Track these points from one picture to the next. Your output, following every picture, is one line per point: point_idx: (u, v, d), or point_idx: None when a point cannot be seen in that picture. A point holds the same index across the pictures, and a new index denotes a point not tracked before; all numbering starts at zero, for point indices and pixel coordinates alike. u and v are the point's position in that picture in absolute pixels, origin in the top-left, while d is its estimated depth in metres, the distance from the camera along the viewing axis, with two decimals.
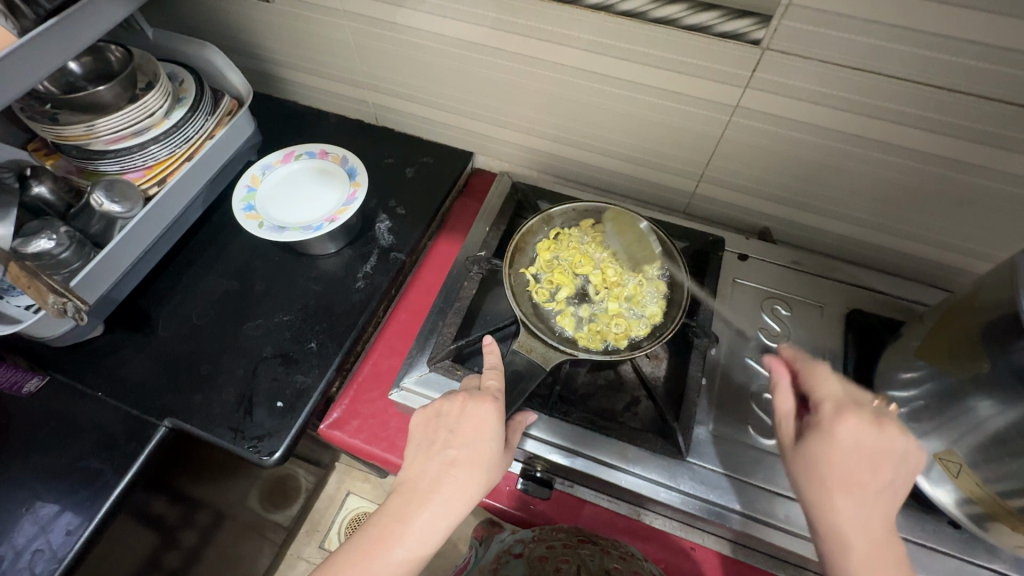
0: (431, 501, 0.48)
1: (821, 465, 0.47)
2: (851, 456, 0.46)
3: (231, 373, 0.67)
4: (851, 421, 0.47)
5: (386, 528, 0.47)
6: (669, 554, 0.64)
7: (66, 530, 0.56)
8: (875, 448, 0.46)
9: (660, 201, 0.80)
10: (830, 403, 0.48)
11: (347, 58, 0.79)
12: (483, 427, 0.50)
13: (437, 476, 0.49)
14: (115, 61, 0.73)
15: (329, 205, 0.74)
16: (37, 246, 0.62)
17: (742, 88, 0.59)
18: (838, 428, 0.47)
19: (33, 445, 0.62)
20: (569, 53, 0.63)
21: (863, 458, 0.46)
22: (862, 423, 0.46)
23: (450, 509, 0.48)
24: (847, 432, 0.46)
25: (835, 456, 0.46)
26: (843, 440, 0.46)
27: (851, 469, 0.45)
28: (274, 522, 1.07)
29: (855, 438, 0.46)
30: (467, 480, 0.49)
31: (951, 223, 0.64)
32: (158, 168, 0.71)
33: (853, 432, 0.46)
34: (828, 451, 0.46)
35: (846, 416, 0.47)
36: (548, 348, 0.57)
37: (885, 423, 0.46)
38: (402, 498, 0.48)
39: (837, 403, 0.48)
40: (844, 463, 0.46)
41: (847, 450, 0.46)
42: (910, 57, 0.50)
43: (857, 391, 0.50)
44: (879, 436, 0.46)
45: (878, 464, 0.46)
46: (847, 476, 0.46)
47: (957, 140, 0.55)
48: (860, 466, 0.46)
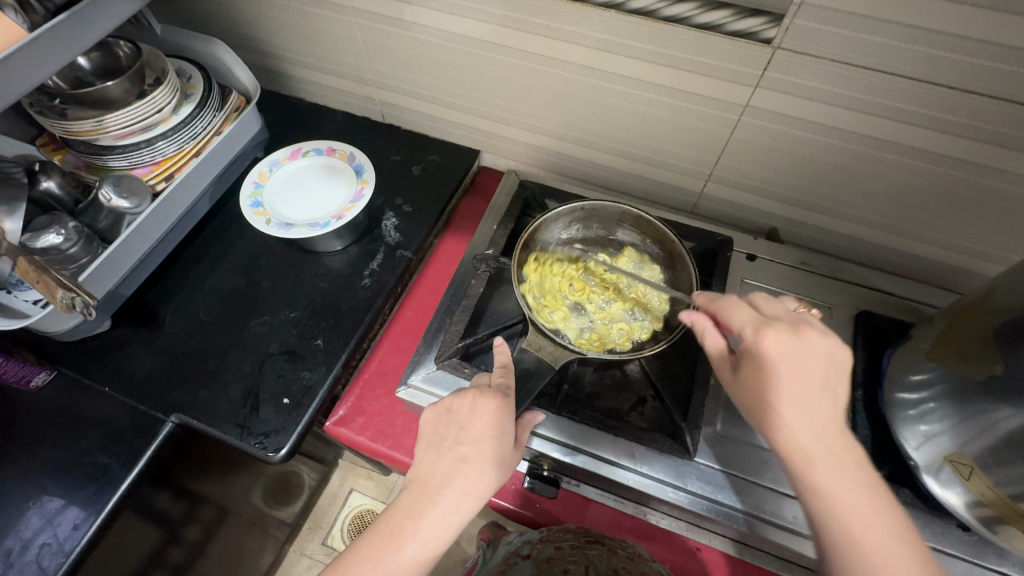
0: (443, 496, 0.48)
1: (758, 386, 0.46)
2: (784, 368, 0.45)
3: (238, 369, 0.67)
4: (773, 337, 0.46)
5: (398, 525, 0.47)
6: (675, 555, 0.64)
7: (74, 523, 0.57)
8: (804, 356, 0.45)
9: (668, 201, 0.80)
10: (750, 326, 0.48)
11: (355, 55, 0.79)
12: (495, 423, 0.50)
13: (449, 473, 0.49)
14: (124, 57, 0.73)
15: (337, 201, 0.74)
16: (45, 242, 0.62)
17: (752, 87, 0.59)
18: (763, 345, 0.46)
19: (40, 438, 0.62)
20: (578, 51, 0.63)
21: (795, 367, 0.45)
22: (783, 334, 0.46)
23: (461, 505, 0.48)
24: (774, 348, 0.46)
25: (769, 371, 0.45)
26: (772, 355, 0.46)
27: (791, 380, 0.45)
28: (278, 518, 1.07)
29: (783, 353, 0.45)
30: (478, 474, 0.49)
31: (962, 224, 0.64)
32: (166, 163, 0.71)
33: (778, 343, 0.46)
34: (761, 370, 0.46)
35: (766, 333, 0.46)
36: (556, 347, 0.57)
37: (804, 329, 0.46)
38: (415, 495, 0.48)
39: (755, 323, 0.48)
40: (783, 377, 0.45)
41: (779, 366, 0.45)
42: (924, 56, 0.49)
43: (773, 304, 0.50)
44: (803, 344, 0.46)
45: (811, 373, 0.45)
46: (788, 390, 0.45)
47: (970, 141, 0.54)
48: (794, 378, 0.45)
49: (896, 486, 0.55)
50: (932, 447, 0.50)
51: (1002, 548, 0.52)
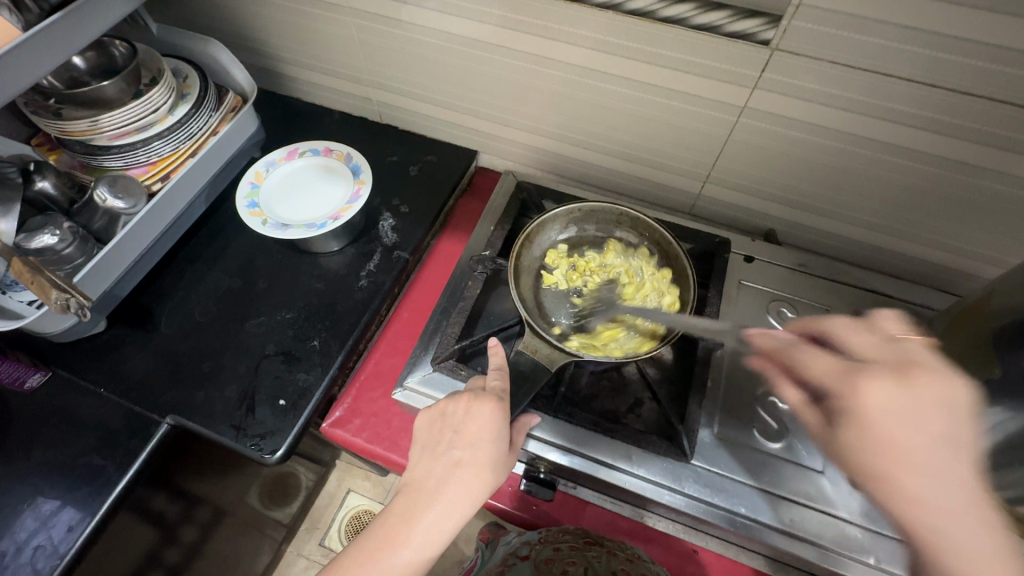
0: (437, 501, 0.48)
1: (863, 446, 0.42)
2: (887, 423, 0.41)
3: (234, 370, 0.67)
4: (871, 389, 0.42)
5: (392, 528, 0.47)
6: (672, 557, 0.64)
7: (68, 526, 0.56)
8: (915, 408, 0.40)
9: (665, 202, 0.80)
10: (839, 375, 0.44)
11: (352, 55, 0.79)
12: (489, 427, 0.50)
13: (443, 477, 0.48)
14: (119, 57, 0.72)
15: (333, 202, 0.74)
16: (40, 242, 0.62)
17: (750, 88, 0.58)
18: (860, 397, 0.42)
19: (34, 440, 0.62)
20: (576, 52, 0.63)
21: (902, 421, 0.40)
22: (886, 383, 0.42)
23: (455, 510, 0.48)
24: (874, 401, 0.42)
25: (871, 428, 0.41)
26: (873, 408, 0.41)
27: (898, 436, 0.40)
28: (275, 519, 1.07)
29: (886, 406, 0.41)
30: (472, 478, 0.48)
31: (960, 226, 0.64)
32: (161, 164, 0.70)
33: (880, 394, 0.41)
34: (862, 429, 0.42)
35: (860, 383, 0.42)
36: (553, 350, 0.57)
37: (911, 374, 0.42)
38: (408, 499, 0.48)
39: (844, 372, 0.44)
40: (888, 434, 0.40)
41: (880, 422, 0.41)
42: (922, 58, 0.49)
43: (866, 339, 0.46)
44: (912, 391, 0.41)
45: (926, 427, 0.40)
46: (897, 450, 0.40)
47: (968, 143, 0.54)
48: (907, 434, 0.40)
49: None
50: None
51: None
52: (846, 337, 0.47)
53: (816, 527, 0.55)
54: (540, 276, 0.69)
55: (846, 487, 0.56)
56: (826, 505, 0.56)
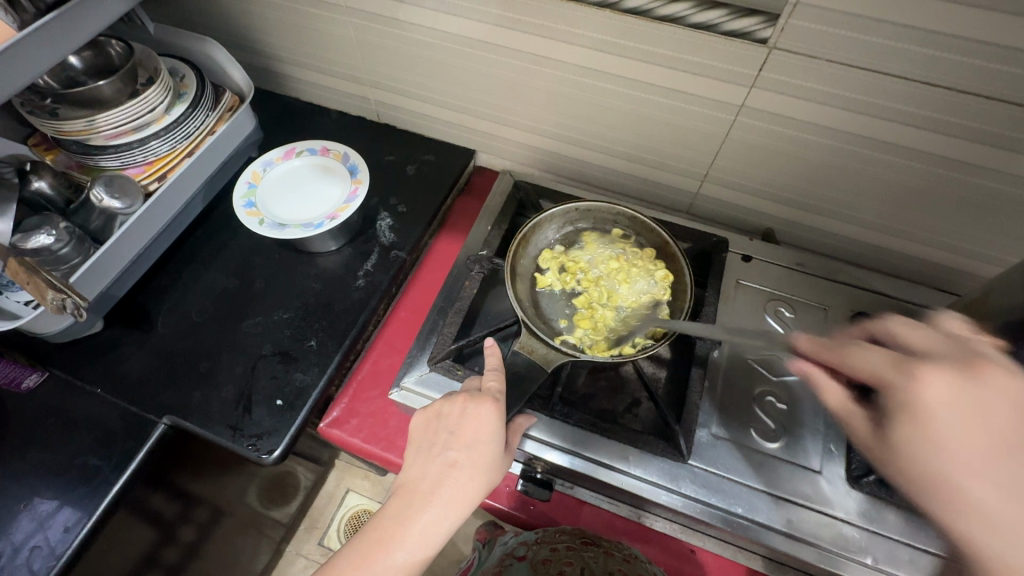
0: (431, 502, 0.47)
1: (918, 446, 0.36)
2: (952, 419, 0.35)
3: (231, 370, 0.67)
4: (927, 379, 0.37)
5: (387, 530, 0.47)
6: (668, 557, 0.65)
7: (65, 526, 0.56)
8: (985, 403, 0.35)
9: (664, 201, 0.79)
10: (893, 366, 0.39)
11: (349, 55, 0.79)
12: (485, 428, 0.50)
13: (438, 479, 0.48)
14: (116, 56, 0.72)
15: (331, 202, 0.73)
16: (37, 242, 0.61)
17: (747, 88, 0.58)
18: (916, 388, 0.37)
19: (31, 441, 0.61)
20: (573, 51, 0.63)
21: (968, 417, 0.35)
22: (951, 376, 0.37)
23: (450, 510, 0.48)
24: (931, 394, 0.36)
25: (930, 423, 0.36)
26: (931, 400, 0.36)
27: (965, 434, 0.34)
28: (273, 519, 1.07)
29: (946, 397, 0.36)
30: (467, 479, 0.48)
31: (959, 225, 0.64)
32: (158, 164, 0.70)
33: (941, 385, 0.36)
34: (913, 422, 0.37)
35: (914, 373, 0.38)
36: (549, 349, 0.57)
37: (979, 367, 0.36)
38: (403, 500, 0.48)
39: (898, 363, 0.39)
40: (952, 433, 0.35)
41: (941, 416, 0.36)
42: (920, 57, 0.49)
43: (932, 338, 0.41)
44: (980, 386, 0.36)
45: (996, 424, 0.34)
46: (960, 451, 0.34)
47: (966, 142, 0.54)
48: (972, 431, 0.34)
49: (890, 489, 0.55)
50: None
51: None
52: (908, 338, 0.43)
53: (813, 527, 0.55)
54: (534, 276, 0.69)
55: (843, 487, 0.56)
56: (823, 506, 0.55)
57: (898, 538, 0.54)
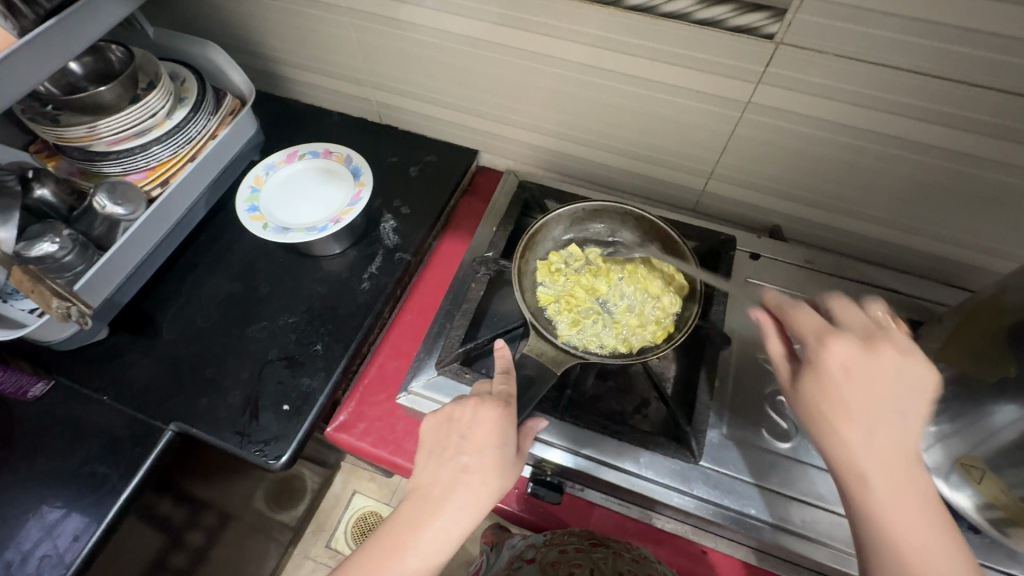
0: (443, 508, 0.47)
1: (814, 397, 0.43)
2: (846, 382, 0.42)
3: (237, 376, 0.67)
4: (835, 347, 0.44)
5: (399, 536, 0.46)
6: (680, 558, 0.64)
7: (73, 535, 0.56)
8: (870, 373, 0.42)
9: (669, 199, 0.79)
10: (812, 333, 0.46)
11: (351, 56, 0.78)
12: (498, 431, 0.49)
13: (450, 483, 0.48)
14: (116, 61, 0.71)
15: (335, 204, 0.73)
16: (40, 250, 0.62)
17: (754, 84, 0.58)
18: (824, 354, 0.44)
19: (39, 449, 0.61)
20: (576, 48, 0.62)
21: (859, 383, 0.42)
22: (850, 346, 0.44)
23: (463, 516, 0.47)
24: (834, 358, 0.43)
25: (829, 385, 0.43)
26: (832, 366, 0.43)
27: (851, 395, 0.42)
28: (281, 522, 1.07)
29: (842, 363, 0.43)
30: (479, 484, 0.48)
31: (969, 220, 0.63)
32: (161, 168, 0.70)
33: (844, 355, 0.43)
34: (817, 380, 0.44)
35: (828, 341, 0.44)
36: (559, 351, 0.56)
37: (875, 344, 0.43)
38: (415, 506, 0.48)
39: (819, 331, 0.46)
40: (842, 394, 0.42)
41: (837, 377, 0.43)
42: (932, 50, 0.48)
43: (854, 315, 0.47)
44: (873, 359, 0.43)
45: (875, 388, 0.42)
46: (847, 409, 0.42)
47: (979, 136, 0.53)
48: (855, 389, 0.42)
49: None
50: (941, 451, 0.49)
51: (1014, 551, 0.51)
52: (834, 311, 0.48)
53: (826, 528, 0.54)
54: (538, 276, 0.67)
55: None
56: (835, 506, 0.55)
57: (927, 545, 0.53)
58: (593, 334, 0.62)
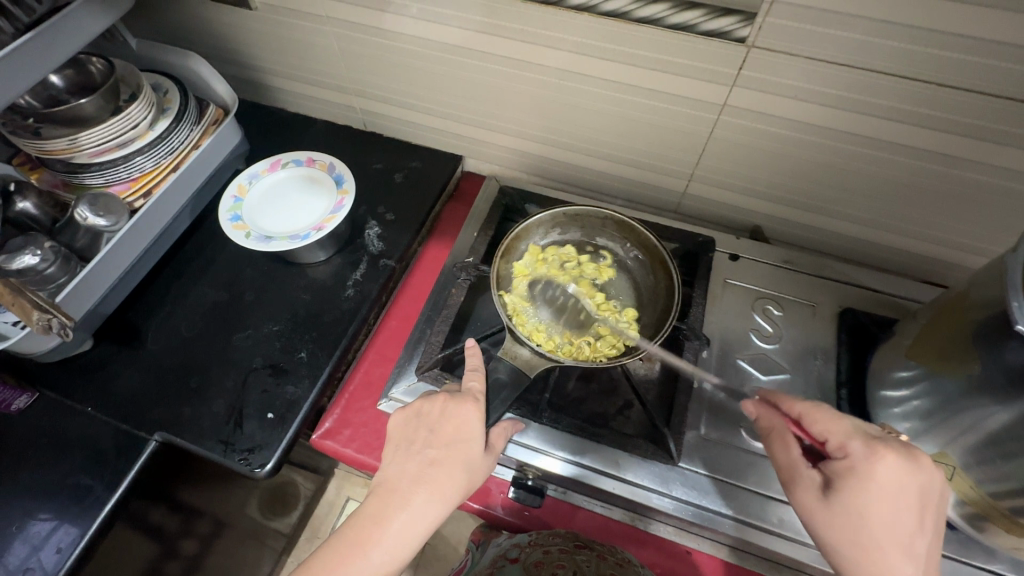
0: (409, 501, 0.48)
1: (863, 515, 0.44)
2: (896, 499, 0.43)
3: (221, 385, 0.67)
4: (889, 461, 0.44)
5: (363, 528, 0.47)
6: (665, 558, 0.62)
7: (57, 548, 0.56)
8: (918, 490, 0.43)
9: (651, 202, 0.79)
10: (857, 440, 0.45)
11: (333, 65, 0.79)
12: (465, 427, 0.51)
13: (416, 477, 0.49)
14: (96, 72, 0.72)
15: (317, 212, 0.73)
16: (21, 263, 0.62)
17: (728, 86, 0.58)
18: (876, 468, 0.44)
19: (23, 462, 0.61)
20: (553, 54, 0.63)
21: (908, 499, 0.43)
22: (900, 460, 0.44)
23: (429, 508, 0.48)
24: (885, 473, 0.44)
25: (880, 500, 0.43)
26: (885, 482, 0.43)
27: (898, 511, 0.43)
28: (274, 530, 1.07)
29: (896, 479, 0.43)
30: (445, 477, 0.49)
31: (944, 218, 0.64)
32: (143, 180, 0.70)
33: (894, 470, 0.43)
34: (868, 496, 0.44)
35: (880, 454, 0.44)
36: (533, 355, 0.57)
37: (918, 454, 0.44)
38: (381, 498, 0.49)
39: (863, 438, 0.45)
40: (890, 509, 0.43)
41: (888, 494, 0.43)
42: (900, 51, 0.49)
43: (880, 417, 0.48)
44: (920, 474, 0.44)
45: (919, 505, 0.44)
46: (894, 526, 0.43)
47: (950, 135, 0.54)
48: (902, 508, 0.43)
49: None
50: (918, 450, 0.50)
51: (990, 547, 0.52)
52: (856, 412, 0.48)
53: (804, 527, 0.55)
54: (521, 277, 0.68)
55: None
56: None
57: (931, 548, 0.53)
58: (525, 311, 0.64)
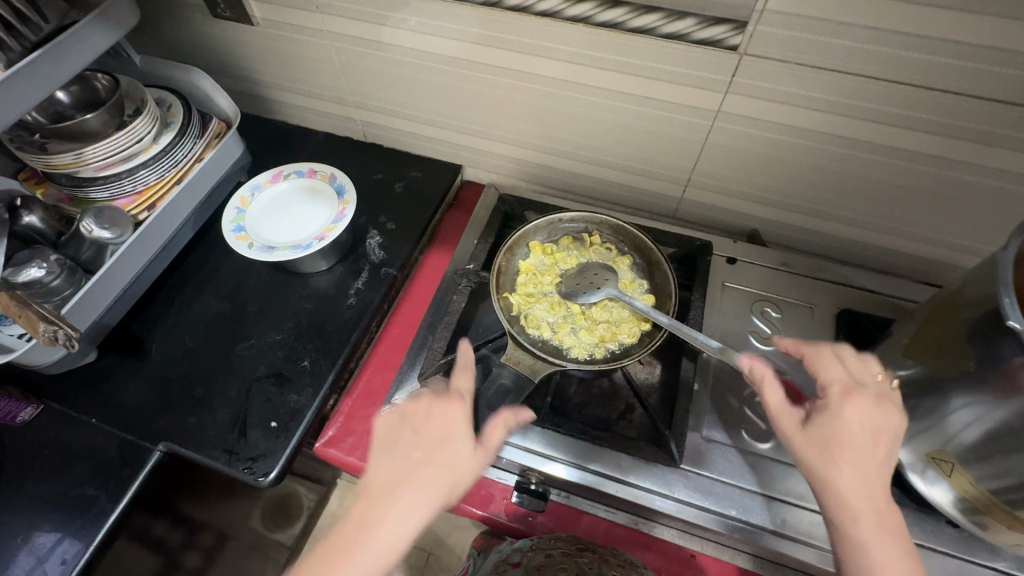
0: (396, 501, 0.48)
1: (829, 444, 0.47)
2: (859, 435, 0.47)
3: (225, 395, 0.67)
4: (857, 403, 0.48)
5: (350, 533, 0.47)
6: (669, 563, 0.62)
7: (62, 559, 0.56)
8: (879, 431, 0.47)
9: (649, 208, 0.80)
10: (837, 386, 0.49)
11: (334, 79, 0.80)
12: (453, 424, 0.52)
13: (403, 476, 0.50)
14: (102, 89, 0.73)
15: (319, 222, 0.74)
16: (27, 275, 0.63)
17: (723, 93, 0.59)
18: (844, 408, 0.48)
19: (28, 473, 0.62)
20: (550, 64, 0.64)
21: (869, 437, 0.47)
22: (868, 404, 0.48)
23: (413, 509, 0.48)
24: (852, 413, 0.47)
25: (845, 433, 0.47)
26: (850, 419, 0.47)
27: (853, 445, 0.47)
28: (278, 541, 1.06)
29: (860, 418, 0.47)
30: (431, 476, 0.49)
31: (938, 219, 0.64)
32: (148, 193, 0.71)
33: (860, 412, 0.47)
34: (835, 429, 0.47)
35: (853, 398, 0.48)
36: (536, 360, 0.58)
37: (888, 404, 0.48)
38: (368, 501, 0.49)
39: (843, 386, 0.49)
40: (851, 441, 0.47)
41: (853, 431, 0.47)
42: (889, 57, 0.50)
43: (867, 369, 0.51)
44: (883, 418, 0.47)
45: (879, 444, 0.47)
46: (854, 456, 0.46)
47: (941, 138, 0.55)
48: (863, 444, 0.47)
49: None
50: (914, 446, 0.51)
51: (992, 544, 0.52)
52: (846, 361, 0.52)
53: (806, 527, 0.55)
54: (523, 278, 0.69)
55: None
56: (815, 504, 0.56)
57: (934, 546, 0.53)
58: (535, 314, 0.66)
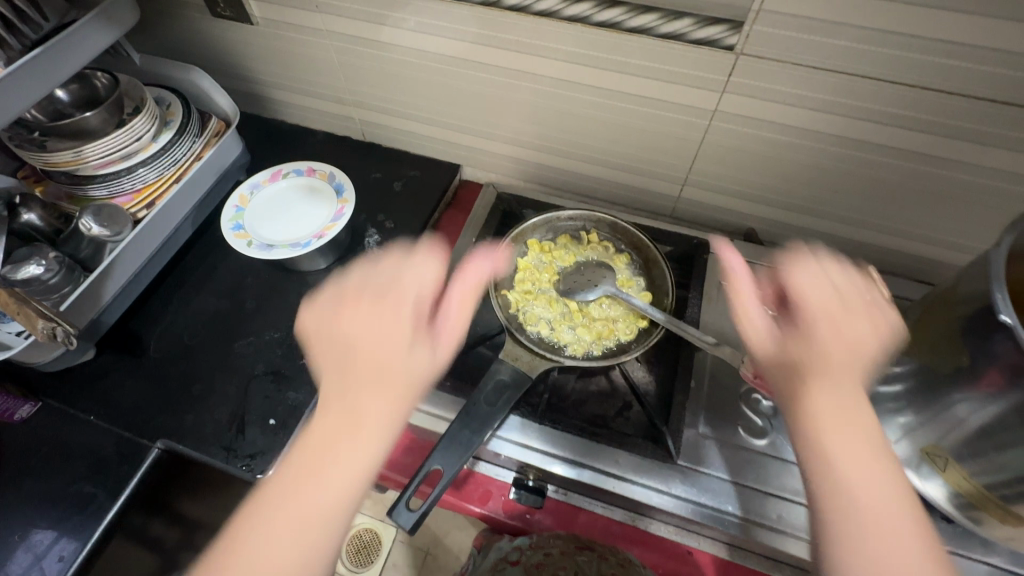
0: (339, 452, 0.44)
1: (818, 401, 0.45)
2: (847, 389, 0.45)
3: (223, 392, 0.67)
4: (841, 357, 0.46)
5: (290, 491, 0.42)
6: (666, 559, 0.63)
7: (59, 556, 0.59)
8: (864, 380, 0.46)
9: (647, 207, 0.81)
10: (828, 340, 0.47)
11: (334, 78, 0.80)
12: (390, 361, 0.47)
13: (343, 424, 0.45)
14: (101, 88, 0.73)
15: (317, 221, 0.75)
16: (26, 272, 0.63)
17: (719, 93, 0.60)
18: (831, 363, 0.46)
19: (27, 469, 0.64)
20: (548, 64, 0.64)
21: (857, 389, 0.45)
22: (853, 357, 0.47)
23: (356, 455, 0.44)
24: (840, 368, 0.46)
25: (834, 388, 0.45)
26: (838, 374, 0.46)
27: (844, 401, 0.45)
28: None
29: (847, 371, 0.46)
30: (372, 418, 0.45)
31: (933, 218, 0.65)
32: (147, 191, 0.71)
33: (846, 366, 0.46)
34: (825, 385, 0.45)
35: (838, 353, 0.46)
36: (534, 356, 0.58)
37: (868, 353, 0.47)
38: (307, 456, 0.44)
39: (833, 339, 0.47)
40: (841, 396, 0.45)
41: (842, 385, 0.45)
42: (883, 57, 0.50)
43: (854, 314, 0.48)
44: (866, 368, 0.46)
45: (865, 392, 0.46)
46: (842, 410, 0.44)
47: (936, 137, 0.56)
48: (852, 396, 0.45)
49: None
50: (909, 442, 0.52)
51: (988, 539, 0.53)
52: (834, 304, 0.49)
53: (802, 523, 0.55)
54: (521, 275, 0.69)
55: None
56: None
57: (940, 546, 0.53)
58: (533, 311, 0.66)
